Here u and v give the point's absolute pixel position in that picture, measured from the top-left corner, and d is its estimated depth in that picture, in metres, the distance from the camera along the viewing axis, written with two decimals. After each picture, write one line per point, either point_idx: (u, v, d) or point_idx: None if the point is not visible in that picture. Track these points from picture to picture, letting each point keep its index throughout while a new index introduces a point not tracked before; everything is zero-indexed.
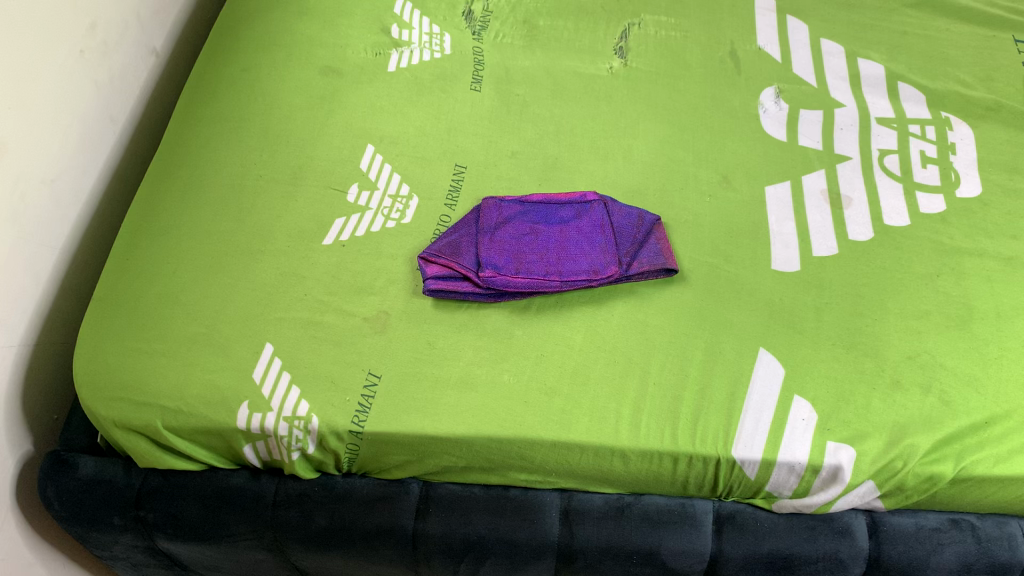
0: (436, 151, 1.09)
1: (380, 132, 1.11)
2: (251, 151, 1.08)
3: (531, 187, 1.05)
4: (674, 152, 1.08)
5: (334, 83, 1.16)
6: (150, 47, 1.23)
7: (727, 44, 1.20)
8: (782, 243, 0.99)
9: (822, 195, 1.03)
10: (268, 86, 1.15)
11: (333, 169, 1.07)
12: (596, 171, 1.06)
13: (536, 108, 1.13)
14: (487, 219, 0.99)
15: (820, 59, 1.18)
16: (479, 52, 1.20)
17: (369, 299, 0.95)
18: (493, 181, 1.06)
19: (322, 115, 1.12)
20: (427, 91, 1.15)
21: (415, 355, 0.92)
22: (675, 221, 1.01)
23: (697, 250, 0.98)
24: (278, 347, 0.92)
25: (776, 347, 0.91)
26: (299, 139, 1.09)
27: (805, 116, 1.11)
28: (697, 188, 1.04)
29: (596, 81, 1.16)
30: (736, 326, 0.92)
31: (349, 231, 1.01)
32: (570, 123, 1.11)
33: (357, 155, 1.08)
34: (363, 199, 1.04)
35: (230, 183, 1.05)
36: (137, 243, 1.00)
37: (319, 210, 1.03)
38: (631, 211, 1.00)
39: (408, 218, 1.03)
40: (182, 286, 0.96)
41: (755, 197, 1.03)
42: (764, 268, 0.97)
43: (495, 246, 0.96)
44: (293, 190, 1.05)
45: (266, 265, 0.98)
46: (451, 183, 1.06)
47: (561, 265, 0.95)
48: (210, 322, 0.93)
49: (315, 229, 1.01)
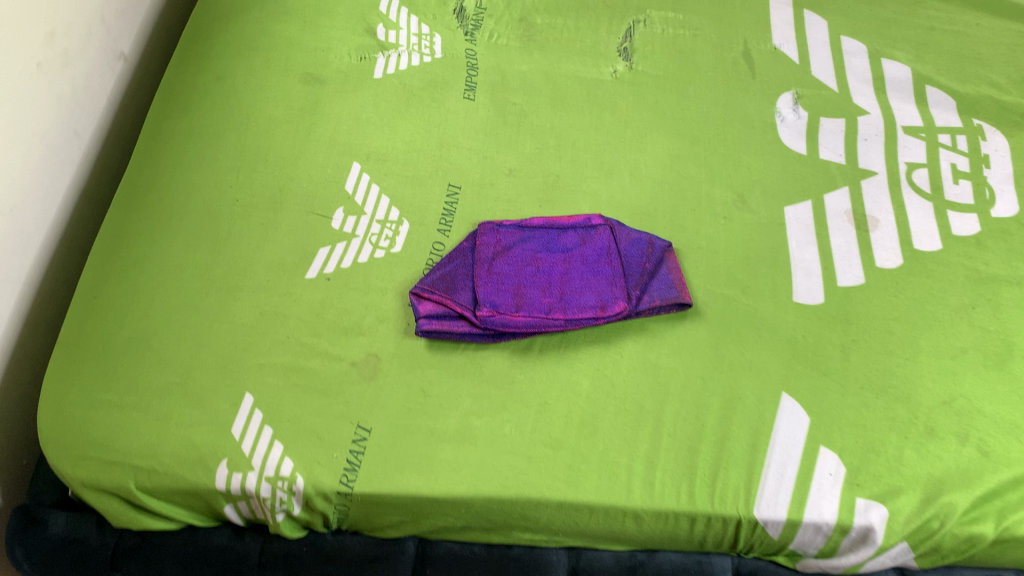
0: (427, 168, 1.00)
1: (366, 148, 1.02)
2: (226, 173, 1.00)
3: (531, 209, 0.97)
4: (684, 168, 1.00)
5: (316, 93, 1.07)
6: (118, 51, 1.14)
7: (740, 43, 1.11)
8: (804, 271, 0.91)
9: (846, 216, 0.95)
10: (245, 98, 1.06)
11: (315, 191, 0.99)
12: (600, 192, 0.98)
13: (535, 119, 1.05)
14: (484, 248, 0.92)
15: (840, 58, 1.09)
16: (472, 55, 1.11)
17: (357, 340, 0.88)
18: (490, 203, 0.98)
19: (303, 130, 1.04)
20: (417, 101, 1.06)
21: (408, 404, 0.84)
22: (688, 247, 0.93)
23: (712, 280, 0.91)
24: (258, 398, 0.84)
25: (799, 392, 0.84)
26: (279, 158, 1.01)
27: (826, 125, 1.02)
28: (711, 210, 0.96)
29: (599, 87, 1.07)
30: (756, 369, 0.85)
31: (334, 263, 0.93)
32: (571, 136, 1.03)
33: (342, 175, 1.00)
34: (349, 225, 0.96)
35: (205, 210, 0.97)
36: (105, 278, 0.92)
37: (301, 238, 0.95)
38: (639, 237, 0.93)
39: (399, 246, 0.95)
40: (155, 329, 0.88)
41: (773, 220, 0.95)
42: (784, 300, 0.89)
43: (493, 280, 0.89)
44: (272, 217, 0.96)
45: (244, 304, 0.90)
46: (445, 206, 0.98)
47: (566, 301, 0.88)
48: (186, 371, 0.86)
49: (298, 261, 0.93)
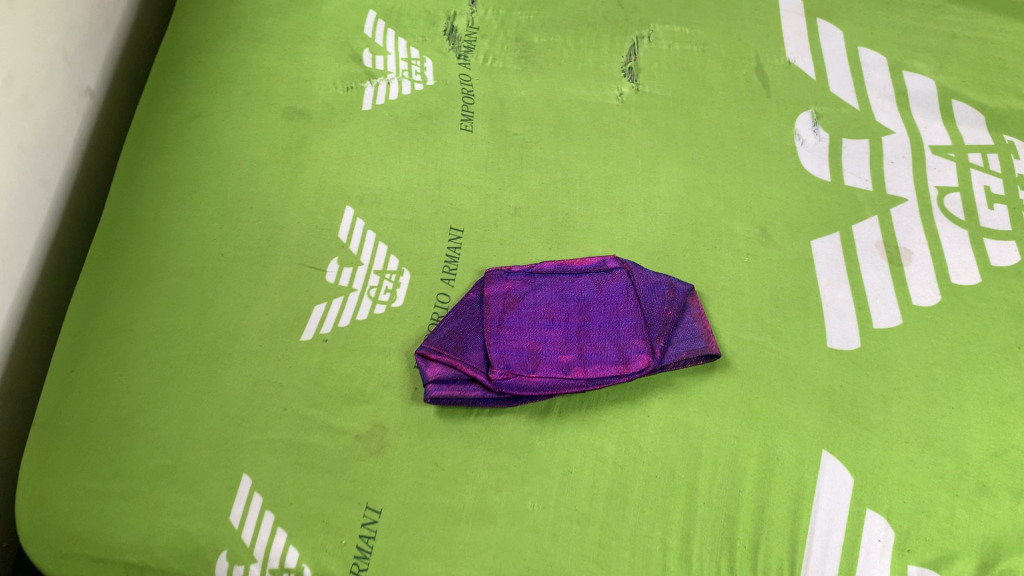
0: (426, 211, 0.93)
1: (359, 190, 0.95)
2: (208, 223, 0.92)
3: (540, 253, 0.91)
4: (701, 200, 0.93)
5: (301, 129, 0.99)
6: (83, 86, 1.05)
7: (752, 58, 1.04)
8: (837, 312, 0.85)
9: (877, 249, 0.89)
10: (224, 138, 0.98)
11: (306, 241, 0.91)
12: (613, 231, 0.92)
13: (538, 150, 0.98)
14: (494, 299, 0.85)
15: (859, 72, 1.02)
16: (467, 80, 1.04)
17: (361, 408, 0.81)
18: (496, 247, 0.91)
19: (290, 172, 0.96)
20: (411, 134, 0.99)
21: (420, 480, 0.78)
22: (711, 289, 0.87)
23: (740, 326, 0.85)
24: (257, 480, 0.78)
25: (840, 449, 0.78)
26: (265, 205, 0.94)
27: (849, 147, 0.96)
28: (733, 246, 0.90)
29: (605, 112, 1.01)
30: (793, 425, 0.79)
31: (331, 321, 0.86)
32: (579, 169, 0.96)
33: (334, 222, 0.93)
34: (345, 277, 0.89)
35: (187, 267, 0.90)
36: (82, 349, 0.85)
37: (293, 295, 0.88)
38: (658, 280, 0.87)
39: (400, 299, 0.88)
40: (140, 406, 0.82)
41: (800, 255, 0.89)
42: (818, 346, 0.83)
43: (505, 336, 0.83)
44: (261, 272, 0.89)
45: (236, 372, 0.83)
46: (448, 252, 0.91)
47: (585, 356, 0.82)
48: (176, 453, 0.79)
49: (291, 320, 0.86)
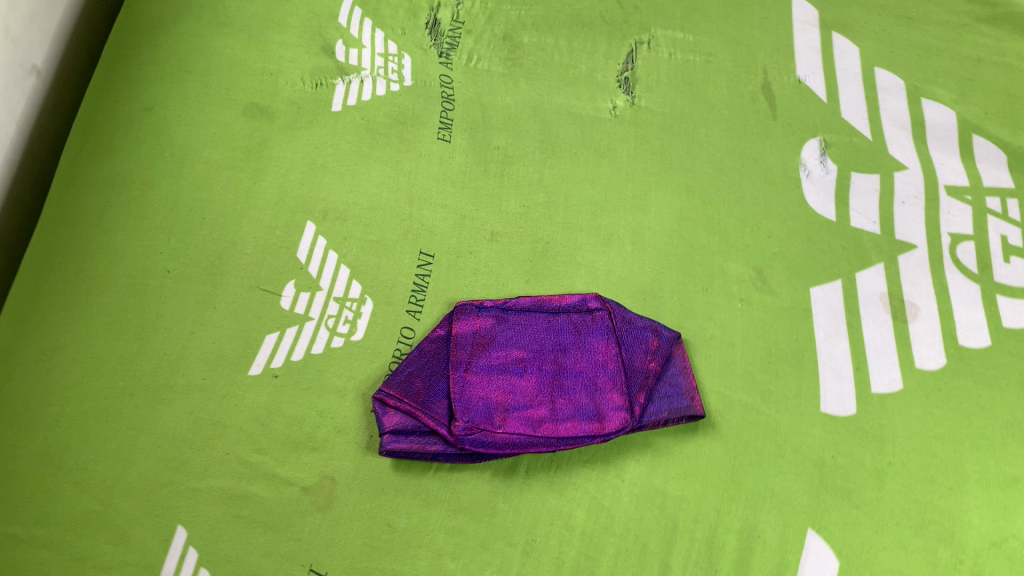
0: (394, 231, 0.86)
1: (322, 203, 0.87)
2: (154, 234, 0.84)
3: (516, 286, 0.83)
4: (694, 234, 0.86)
5: (263, 129, 0.91)
6: (29, 65, 0.93)
7: (760, 73, 0.96)
8: (833, 372, 0.79)
9: (881, 302, 0.82)
10: (178, 136, 0.90)
11: (262, 260, 0.84)
12: (596, 264, 0.84)
13: (521, 167, 0.90)
14: (462, 339, 0.78)
15: (874, 95, 0.94)
16: (448, 82, 0.95)
17: (311, 457, 0.75)
18: (468, 277, 0.83)
19: (248, 179, 0.88)
20: (382, 141, 0.91)
21: (371, 542, 0.72)
22: (699, 338, 0.80)
23: (727, 382, 0.78)
24: (193, 533, 0.72)
25: (827, 529, 0.72)
26: (218, 217, 0.85)
27: (858, 183, 0.89)
28: (725, 289, 0.83)
29: (596, 127, 0.92)
30: (777, 499, 0.73)
31: (283, 354, 0.79)
32: (564, 192, 0.88)
33: (293, 239, 0.85)
34: (301, 304, 0.81)
35: (129, 284, 0.82)
36: (8, 374, 0.77)
37: (244, 322, 0.80)
38: (642, 325, 0.80)
39: (360, 332, 0.80)
40: (69, 442, 0.75)
41: (797, 304, 0.82)
42: (810, 410, 0.77)
43: (472, 382, 0.76)
44: (210, 293, 0.82)
45: (176, 408, 0.76)
46: (416, 279, 0.83)
47: (558, 410, 0.75)
48: (107, 497, 0.73)
49: (240, 351, 0.79)
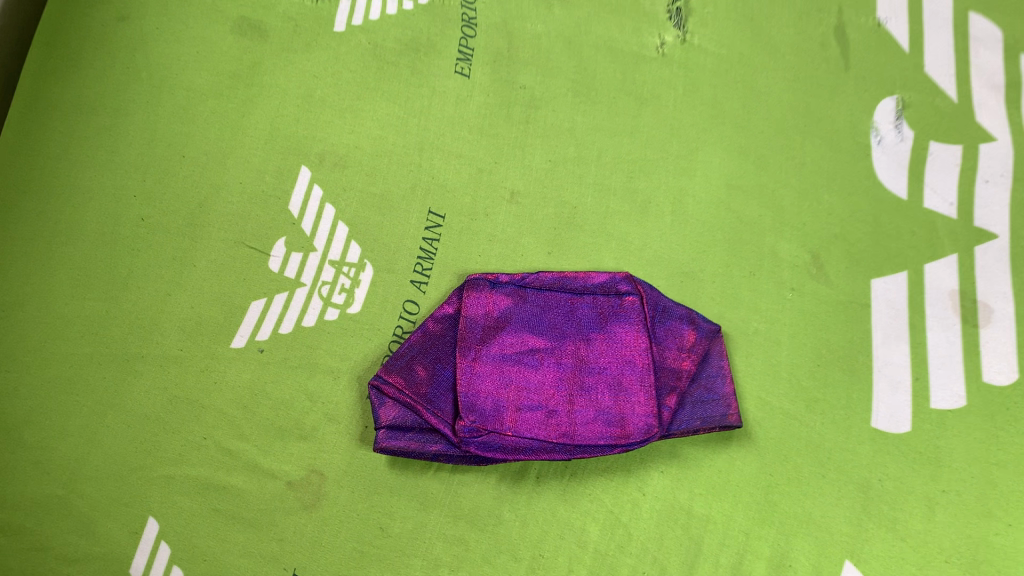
0: (401, 184, 0.75)
1: (320, 146, 0.76)
2: (127, 172, 0.74)
3: (537, 258, 0.73)
4: (744, 206, 0.75)
5: (254, 50, 0.78)
6: None
7: (833, 12, 0.82)
8: (888, 382, 0.70)
9: (950, 301, 0.72)
10: (156, 54, 0.78)
11: (248, 211, 0.73)
12: (629, 236, 0.74)
13: (549, 113, 0.78)
14: (472, 320, 0.69)
15: (965, 47, 0.81)
16: (470, 2, 0.81)
17: (298, 447, 0.67)
18: (483, 245, 0.73)
19: (235, 111, 0.76)
20: (391, 73, 0.78)
21: (362, 548, 0.65)
22: (740, 333, 0.71)
23: (767, 387, 0.70)
24: (166, 526, 0.65)
25: (867, 562, 0.65)
26: (200, 156, 0.74)
27: (936, 154, 0.77)
28: (775, 275, 0.73)
29: (639, 67, 0.80)
30: (814, 524, 0.66)
31: (270, 326, 0.70)
32: (597, 146, 0.77)
33: (285, 188, 0.74)
34: (291, 267, 0.72)
35: (98, 231, 0.72)
36: None
37: (227, 285, 0.71)
38: (676, 314, 0.70)
39: (357, 304, 0.71)
40: (29, 416, 0.67)
41: (854, 298, 0.72)
42: (858, 425, 0.68)
43: (480, 374, 0.67)
44: (188, 248, 0.72)
45: (149, 383, 0.68)
46: (423, 244, 0.73)
47: (577, 412, 0.67)
48: (71, 481, 0.66)
49: (222, 319, 0.70)
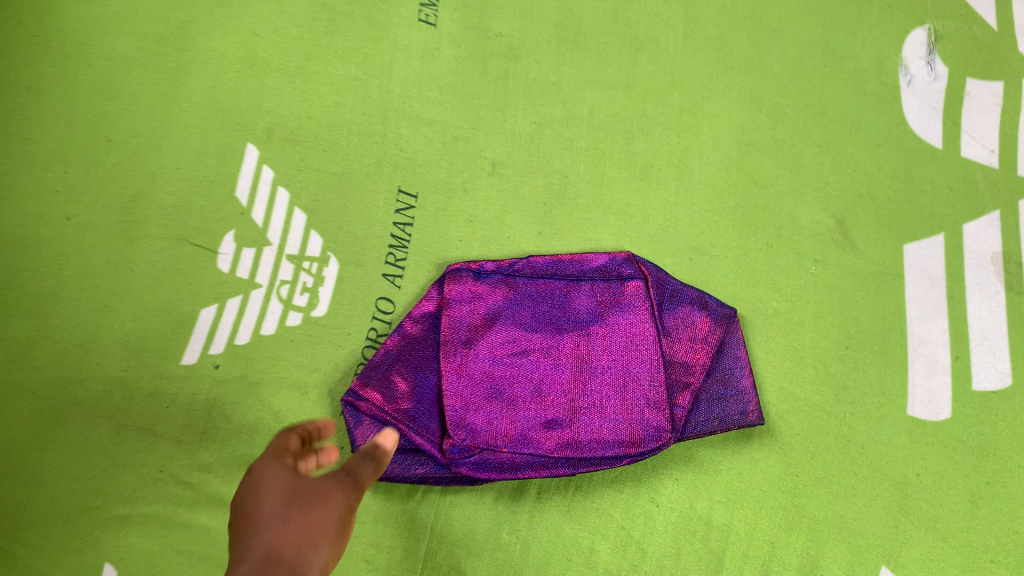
0: (365, 159, 0.65)
1: (267, 118, 0.65)
2: (47, 161, 0.63)
3: (526, 239, 0.64)
4: (758, 165, 0.66)
5: (183, 7, 0.67)
6: None
7: None
8: (925, 363, 0.62)
9: (993, 265, 0.64)
10: (68, 16, 0.66)
11: (189, 202, 0.63)
12: (628, 207, 0.65)
13: (531, 65, 0.67)
14: (455, 319, 0.60)
15: None
16: None
17: None
18: (463, 227, 0.64)
19: (166, 82, 0.65)
20: (346, 25, 0.68)
21: None
22: (759, 315, 0.63)
23: (791, 376, 0.62)
24: (125, 571, 0.57)
25: (906, 566, 0.59)
26: (129, 138, 0.64)
27: (975, 94, 0.68)
28: (795, 246, 0.64)
29: (632, 4, 0.69)
30: (847, 528, 0.60)
31: (224, 336, 0.61)
32: (588, 102, 0.67)
33: (230, 171, 0.64)
34: (244, 265, 0.62)
35: (16, 233, 0.61)
36: None
37: (172, 290, 0.62)
38: (686, 298, 0.62)
39: (322, 306, 0.62)
40: None
41: (885, 267, 0.64)
42: (892, 414, 0.61)
43: (469, 382, 0.58)
44: (124, 250, 0.62)
45: (92, 410, 0.59)
46: (394, 230, 0.64)
47: (580, 419, 0.58)
48: (12, 528, 0.57)
49: (169, 331, 0.61)
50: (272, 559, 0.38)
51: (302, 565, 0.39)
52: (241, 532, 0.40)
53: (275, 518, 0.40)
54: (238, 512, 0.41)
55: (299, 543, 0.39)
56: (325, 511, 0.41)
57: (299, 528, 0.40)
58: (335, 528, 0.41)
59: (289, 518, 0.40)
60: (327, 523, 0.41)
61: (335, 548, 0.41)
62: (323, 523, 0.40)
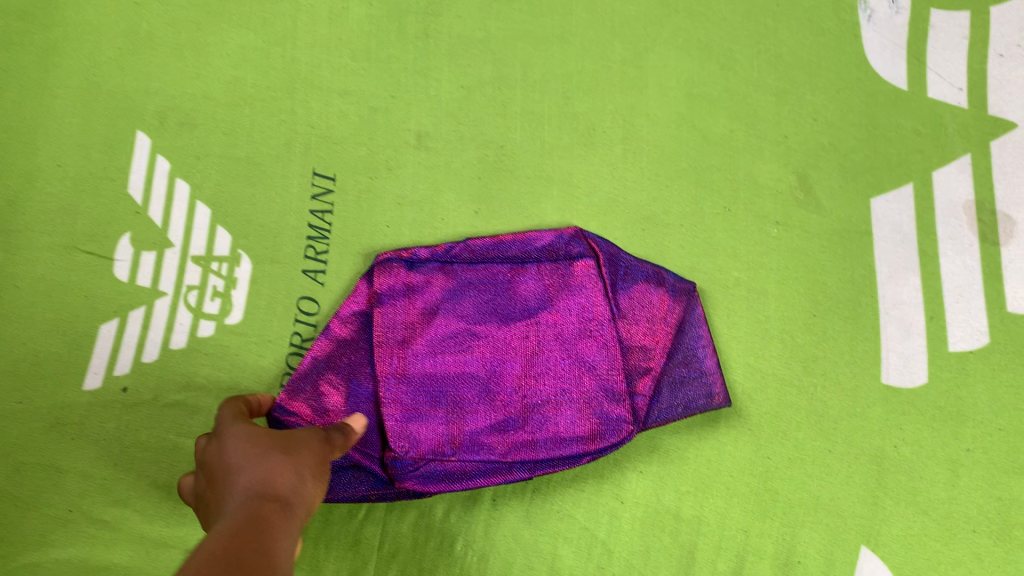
0: (275, 140, 0.58)
1: (158, 99, 0.57)
2: None
3: (462, 218, 0.58)
4: (709, 120, 0.60)
5: None
6: None
7: None
8: (898, 328, 0.58)
9: (966, 216, 0.60)
10: None
11: (75, 202, 0.55)
12: (572, 177, 0.59)
13: (453, 21, 0.60)
14: (389, 317, 0.54)
15: None
16: None
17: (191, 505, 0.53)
18: (391, 211, 0.57)
19: (37, 65, 0.57)
20: None
21: None
22: (720, 287, 0.58)
23: (758, 351, 0.57)
24: None
25: (887, 545, 0.55)
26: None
27: (940, 26, 0.63)
28: (754, 207, 0.59)
29: None
30: (823, 510, 0.56)
31: (129, 355, 0.54)
32: (519, 59, 0.60)
33: (119, 164, 0.56)
34: (144, 273, 0.55)
35: None
36: None
37: (65, 305, 0.54)
38: (641, 275, 0.56)
39: (236, 312, 0.55)
40: None
41: (851, 225, 0.59)
42: (866, 384, 0.57)
43: (408, 387, 0.53)
44: (5, 262, 0.54)
45: None
46: (313, 219, 0.57)
47: (533, 418, 0.53)
48: None
49: (65, 353, 0.54)
50: (265, 492, 0.39)
51: (292, 492, 0.40)
52: (222, 481, 0.40)
53: (259, 456, 0.41)
54: (213, 465, 0.41)
55: (288, 474, 0.40)
56: (303, 453, 0.42)
57: (283, 465, 0.41)
58: (316, 468, 0.42)
59: (270, 458, 0.41)
60: (311, 463, 0.42)
61: (319, 488, 0.42)
62: (307, 463, 0.42)
